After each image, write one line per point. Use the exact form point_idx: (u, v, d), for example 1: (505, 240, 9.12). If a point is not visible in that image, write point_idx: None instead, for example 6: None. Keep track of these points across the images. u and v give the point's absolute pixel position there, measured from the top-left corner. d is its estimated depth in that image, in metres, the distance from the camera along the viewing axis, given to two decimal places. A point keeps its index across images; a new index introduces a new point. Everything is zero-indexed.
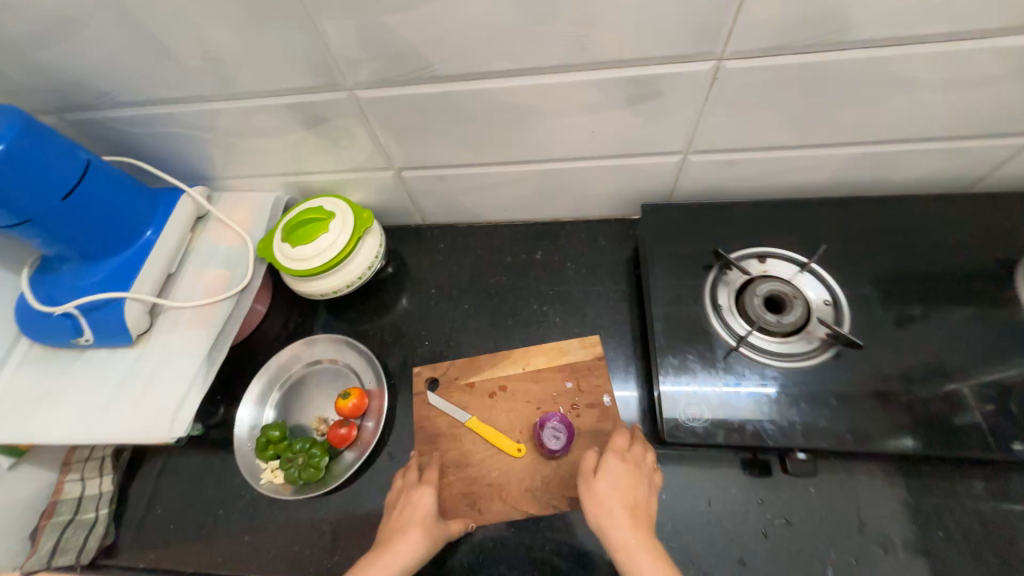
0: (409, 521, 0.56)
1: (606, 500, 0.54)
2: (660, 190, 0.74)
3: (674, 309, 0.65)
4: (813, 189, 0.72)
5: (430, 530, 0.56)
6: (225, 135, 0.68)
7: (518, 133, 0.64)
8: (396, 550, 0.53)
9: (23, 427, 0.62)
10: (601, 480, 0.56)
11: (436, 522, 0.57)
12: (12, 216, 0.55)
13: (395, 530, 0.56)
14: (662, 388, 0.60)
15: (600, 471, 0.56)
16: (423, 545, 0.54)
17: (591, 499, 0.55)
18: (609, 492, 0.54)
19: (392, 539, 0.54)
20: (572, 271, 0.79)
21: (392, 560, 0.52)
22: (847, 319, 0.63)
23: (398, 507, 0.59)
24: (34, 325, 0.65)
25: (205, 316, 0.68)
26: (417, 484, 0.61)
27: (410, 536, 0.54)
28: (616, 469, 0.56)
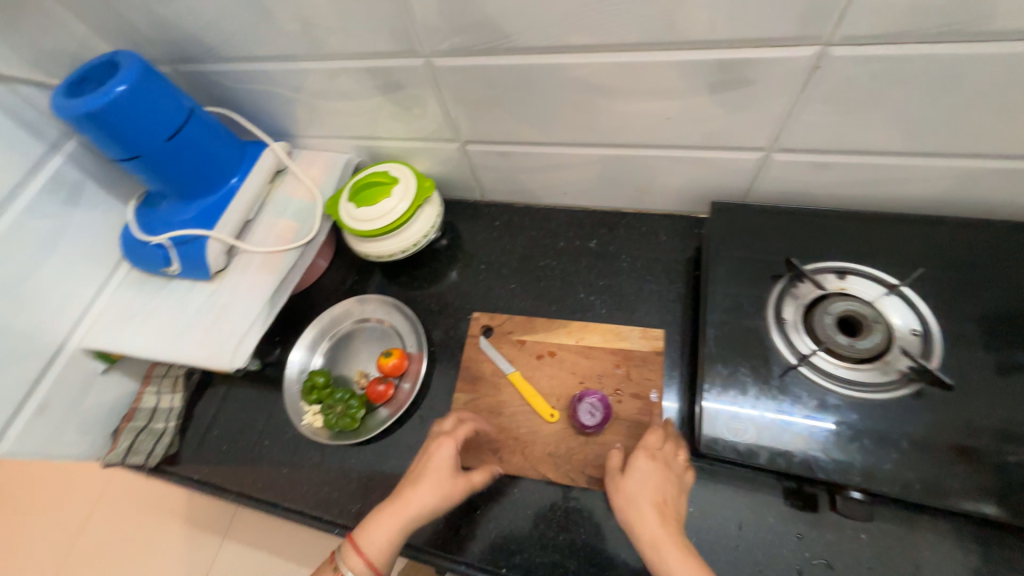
0: (422, 472, 0.56)
1: (632, 497, 0.52)
2: (735, 189, 0.69)
3: (732, 316, 0.60)
4: (917, 205, 0.63)
5: (442, 484, 0.55)
6: (309, 94, 0.72)
7: (588, 115, 0.62)
8: (405, 502, 0.53)
9: (117, 338, 0.71)
10: (629, 476, 0.54)
11: (450, 476, 0.56)
12: (125, 150, 0.62)
13: (410, 481, 0.56)
14: (705, 404, 0.56)
15: (627, 468, 0.55)
16: (434, 498, 0.54)
17: (618, 496, 0.53)
18: (636, 489, 0.52)
19: (404, 490, 0.55)
20: (626, 264, 0.77)
21: (399, 510, 0.53)
22: (937, 353, 0.55)
23: (418, 457, 0.58)
24: (134, 252, 0.73)
25: (273, 262, 0.73)
26: (437, 435, 0.60)
27: (422, 489, 0.54)
28: (641, 466, 0.54)
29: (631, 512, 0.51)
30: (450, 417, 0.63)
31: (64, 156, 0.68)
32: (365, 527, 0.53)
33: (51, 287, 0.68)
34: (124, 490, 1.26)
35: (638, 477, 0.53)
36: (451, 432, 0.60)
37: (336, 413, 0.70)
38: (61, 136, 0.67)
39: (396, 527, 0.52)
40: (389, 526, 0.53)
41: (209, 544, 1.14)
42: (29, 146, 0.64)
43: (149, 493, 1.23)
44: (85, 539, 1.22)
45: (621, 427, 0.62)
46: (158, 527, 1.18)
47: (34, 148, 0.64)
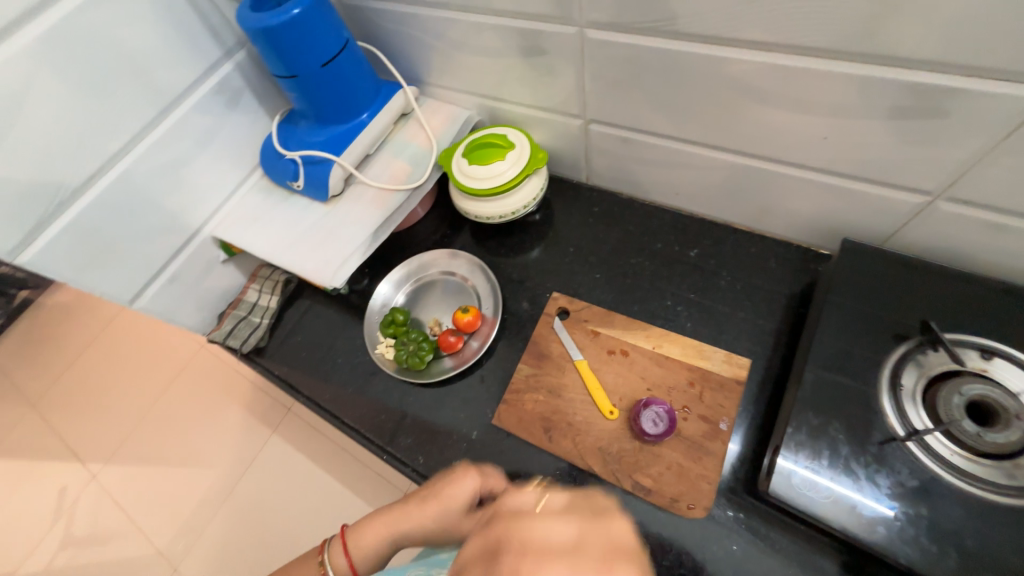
0: (434, 496, 0.58)
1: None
2: (875, 232, 0.61)
3: (837, 366, 0.55)
4: None
5: (444, 512, 0.57)
6: (451, 44, 0.73)
7: (733, 116, 0.58)
8: (405, 513, 0.59)
9: (241, 235, 0.79)
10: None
11: (454, 512, 0.57)
12: (287, 69, 0.68)
13: (419, 494, 0.60)
14: (779, 460, 0.51)
15: None
16: (429, 521, 0.57)
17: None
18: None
19: (410, 502, 0.59)
20: (725, 283, 0.72)
21: (395, 524, 0.59)
22: None
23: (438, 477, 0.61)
24: (270, 162, 0.81)
25: (382, 199, 0.77)
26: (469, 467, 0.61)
27: (422, 509, 0.58)
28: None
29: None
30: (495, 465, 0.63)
31: (233, 63, 0.75)
32: (360, 526, 0.61)
33: (200, 177, 0.77)
34: (206, 368, 1.44)
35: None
36: (482, 473, 0.60)
37: (404, 351, 0.74)
38: (234, 45, 0.75)
39: (386, 532, 0.59)
40: (377, 537, 0.59)
41: (263, 434, 1.28)
42: (209, 49, 0.72)
43: (226, 375, 1.40)
44: (170, 399, 1.42)
45: (680, 445, 0.60)
46: (227, 407, 1.35)
47: (213, 52, 0.72)
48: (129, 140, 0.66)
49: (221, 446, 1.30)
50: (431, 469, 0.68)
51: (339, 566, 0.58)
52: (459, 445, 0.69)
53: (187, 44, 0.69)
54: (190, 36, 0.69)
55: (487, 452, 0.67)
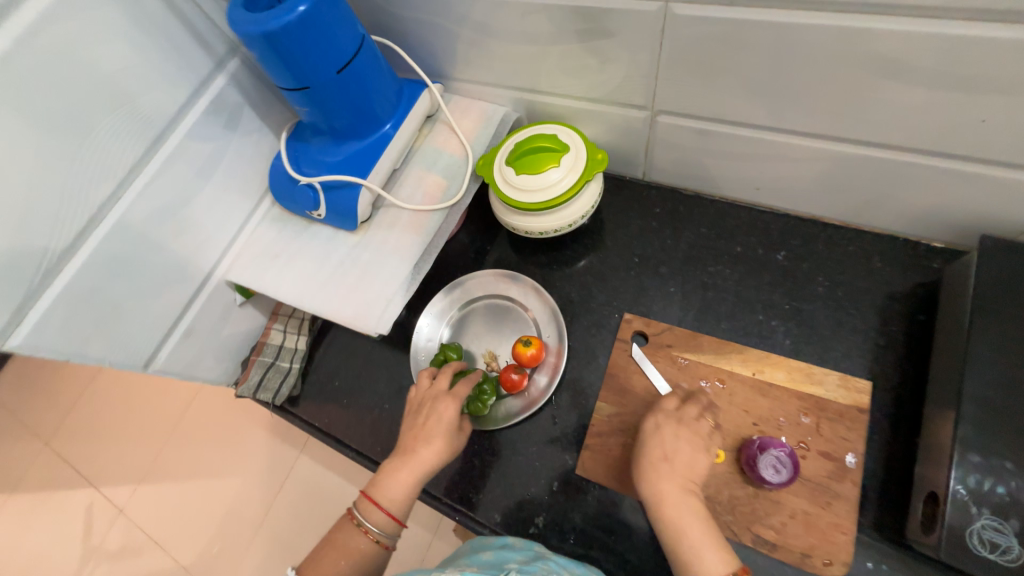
0: (433, 432, 0.57)
1: (670, 494, 0.49)
2: (1018, 223, 0.52)
3: (1003, 393, 0.46)
4: None
5: (450, 437, 0.57)
6: (485, 30, 0.61)
7: (854, 100, 0.47)
8: (421, 458, 0.56)
9: (260, 277, 0.69)
10: (658, 451, 0.52)
11: (455, 429, 0.58)
12: (297, 80, 0.56)
13: (417, 437, 0.57)
14: (954, 490, 0.44)
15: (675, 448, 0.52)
16: (443, 455, 0.57)
17: (649, 492, 0.50)
18: (665, 478, 0.50)
19: (416, 446, 0.56)
20: (822, 289, 0.63)
21: (413, 473, 0.55)
22: None
23: (423, 411, 0.59)
24: (282, 188, 0.70)
25: (419, 222, 0.67)
26: (439, 393, 0.60)
27: (433, 447, 0.56)
28: (679, 446, 0.52)
29: (682, 545, 0.47)
30: (445, 372, 0.63)
31: (227, 75, 0.63)
32: (379, 483, 0.55)
33: (206, 213, 0.66)
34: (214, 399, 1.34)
35: (639, 470, 0.52)
36: (452, 391, 0.60)
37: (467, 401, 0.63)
38: (226, 53, 0.62)
39: (414, 481, 0.55)
40: (406, 489, 0.54)
41: (291, 454, 1.19)
42: (199, 61, 0.60)
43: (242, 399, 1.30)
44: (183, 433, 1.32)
45: (803, 489, 0.52)
46: (247, 430, 1.26)
47: (203, 64, 0.60)
48: (120, 182, 0.56)
49: (249, 474, 1.21)
50: (511, 521, 0.62)
51: (387, 524, 0.53)
52: (542, 500, 0.62)
53: (172, 57, 0.57)
54: (174, 47, 0.57)
55: (576, 504, 0.61)
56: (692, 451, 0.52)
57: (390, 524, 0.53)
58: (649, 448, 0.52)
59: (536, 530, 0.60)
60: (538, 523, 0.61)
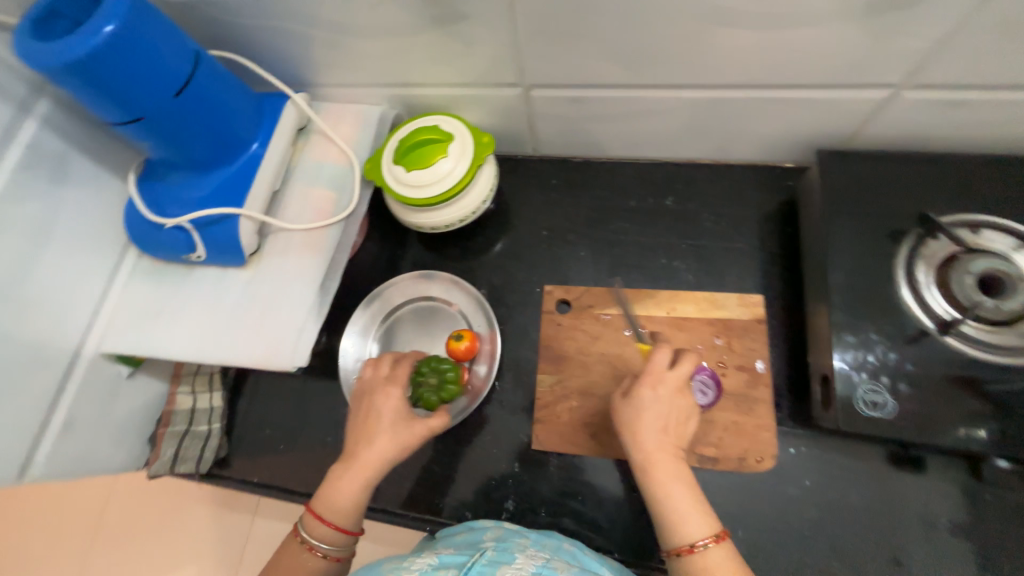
0: (375, 428, 0.53)
1: (657, 460, 0.48)
2: (842, 133, 0.60)
3: (857, 279, 0.54)
4: None
5: (396, 433, 0.53)
6: (336, 29, 0.57)
7: (694, 47, 0.52)
8: (362, 460, 0.51)
9: (144, 340, 0.61)
10: (653, 420, 0.49)
11: (400, 425, 0.54)
12: (127, 112, 0.49)
13: (360, 436, 0.53)
14: (836, 369, 0.52)
15: (666, 408, 0.50)
16: (392, 452, 0.52)
17: (639, 456, 0.48)
18: (655, 444, 0.48)
19: (358, 447, 0.52)
20: (709, 223, 0.69)
21: (358, 477, 0.51)
22: None
23: (362, 408, 0.56)
24: (146, 236, 0.61)
25: (316, 241, 0.63)
26: (380, 386, 0.56)
27: (375, 445, 0.52)
28: (669, 406, 0.50)
29: (665, 508, 0.46)
30: (388, 362, 0.59)
31: (38, 120, 0.54)
32: (323, 495, 0.51)
33: (53, 284, 0.57)
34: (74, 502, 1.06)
35: (629, 433, 0.49)
36: (393, 382, 0.57)
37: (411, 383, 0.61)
38: (29, 94, 0.53)
39: (361, 485, 0.51)
40: (351, 495, 0.50)
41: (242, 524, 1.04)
42: None
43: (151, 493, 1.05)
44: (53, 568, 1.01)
45: (729, 403, 0.58)
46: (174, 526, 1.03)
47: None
48: None
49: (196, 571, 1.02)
50: (483, 513, 0.62)
51: (335, 536, 0.50)
52: (508, 483, 0.62)
53: None
54: None
55: (540, 478, 0.62)
56: (679, 413, 0.50)
57: (337, 536, 0.50)
58: (643, 413, 0.50)
59: (509, 514, 0.61)
60: (509, 507, 0.62)
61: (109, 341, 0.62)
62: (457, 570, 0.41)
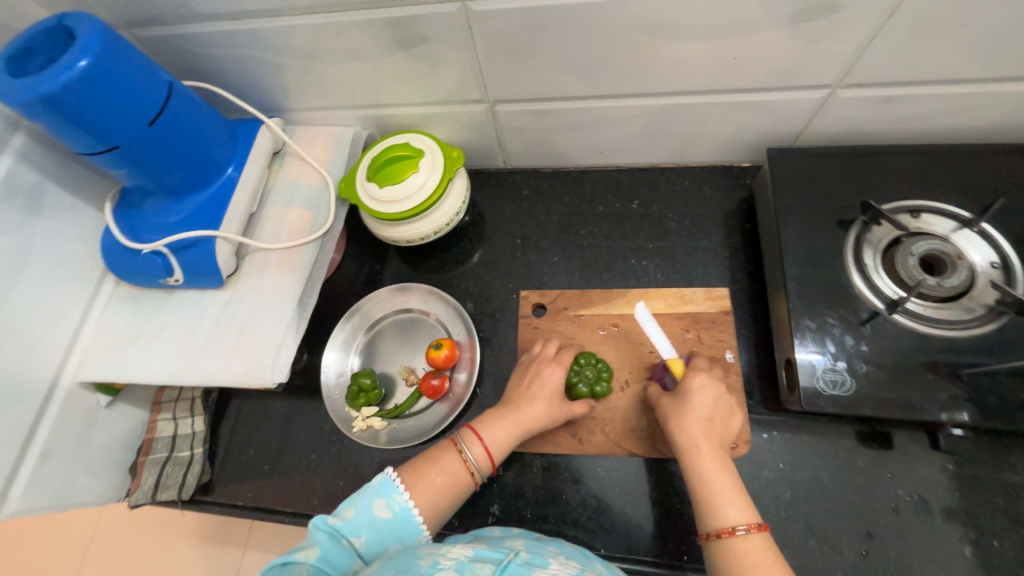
0: (540, 391, 0.59)
1: (703, 448, 0.51)
2: (788, 132, 0.64)
3: (811, 267, 0.57)
4: (984, 132, 0.60)
5: (552, 406, 0.58)
6: (305, 56, 0.60)
7: (643, 59, 0.55)
8: (524, 413, 0.57)
9: (121, 367, 0.61)
10: (701, 411, 0.53)
11: (558, 403, 0.59)
12: (101, 142, 0.51)
13: (522, 396, 0.58)
14: (796, 356, 0.54)
15: (719, 401, 0.54)
16: (544, 416, 0.57)
17: (685, 442, 0.51)
18: (703, 432, 0.51)
19: (520, 403, 0.58)
20: (674, 223, 0.72)
21: (518, 421, 0.56)
22: (1022, 283, 0.54)
23: (529, 373, 0.61)
24: (122, 264, 0.62)
25: (293, 259, 0.64)
26: (547, 359, 0.62)
27: (537, 405, 0.57)
28: (720, 405, 0.54)
29: (707, 492, 0.48)
30: (552, 342, 0.64)
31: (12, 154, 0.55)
32: (487, 423, 0.57)
33: (29, 315, 0.57)
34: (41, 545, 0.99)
35: (677, 422, 0.53)
36: (560, 360, 0.61)
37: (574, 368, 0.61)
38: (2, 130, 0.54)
39: (515, 431, 0.56)
40: (508, 434, 0.56)
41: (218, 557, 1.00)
42: None
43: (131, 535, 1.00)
44: None
45: None
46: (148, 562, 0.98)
47: None
48: None
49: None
50: (469, 520, 0.62)
51: (484, 459, 0.54)
52: (493, 488, 0.63)
53: None
54: None
55: (524, 480, 0.63)
56: (727, 409, 0.54)
57: (486, 461, 0.54)
58: (693, 402, 0.53)
59: (495, 518, 0.61)
60: (495, 511, 0.62)
61: (87, 370, 0.62)
62: (493, 566, 0.39)
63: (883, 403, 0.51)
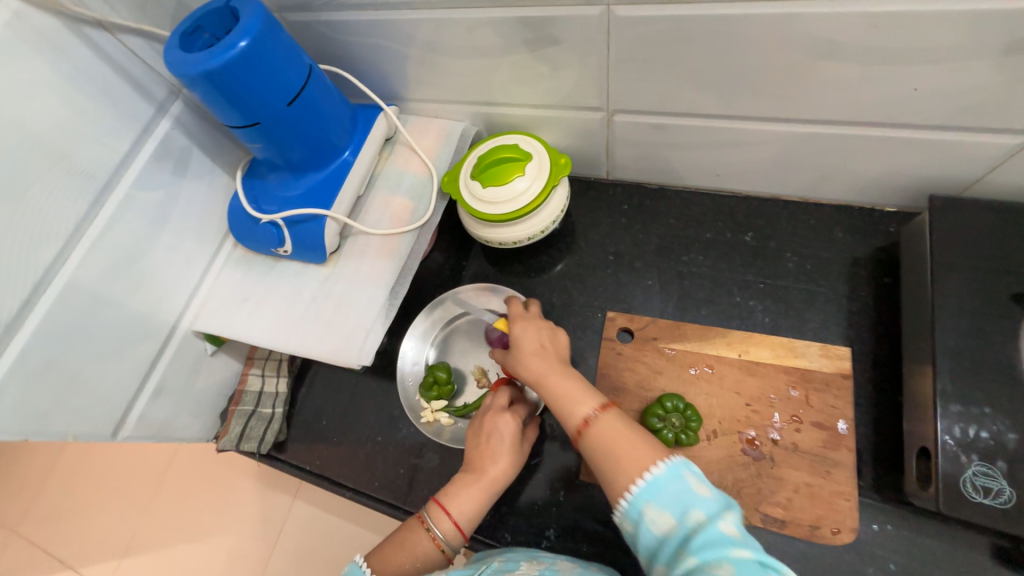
0: (498, 448, 0.55)
1: (544, 373, 0.52)
2: (961, 180, 0.54)
3: (972, 344, 0.48)
4: None
5: (516, 454, 0.56)
6: (433, 49, 0.61)
7: (797, 82, 0.49)
8: (490, 477, 0.54)
9: (230, 324, 0.66)
10: (530, 343, 0.54)
11: (518, 445, 0.57)
12: (245, 117, 0.54)
13: (484, 456, 0.55)
14: (936, 445, 0.46)
15: (543, 337, 0.55)
16: (511, 471, 0.55)
17: (529, 377, 0.53)
18: (537, 359, 0.53)
19: (484, 465, 0.55)
20: (792, 264, 0.64)
21: (482, 486, 0.54)
22: None
23: (483, 430, 0.57)
24: (244, 229, 0.67)
25: (391, 246, 0.66)
26: (496, 409, 0.59)
27: (500, 465, 0.55)
28: (546, 336, 0.55)
29: (561, 409, 0.50)
30: (502, 389, 0.61)
31: (170, 119, 0.61)
32: (454, 494, 0.53)
33: (163, 265, 0.64)
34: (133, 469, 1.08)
35: (516, 364, 0.54)
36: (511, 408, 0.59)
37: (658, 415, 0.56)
38: (166, 97, 0.60)
39: (484, 498, 0.53)
40: (476, 503, 0.53)
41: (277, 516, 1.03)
42: (138, 108, 0.57)
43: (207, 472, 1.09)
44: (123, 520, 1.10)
45: (804, 464, 0.53)
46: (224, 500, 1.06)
47: (143, 111, 0.58)
48: (64, 244, 0.52)
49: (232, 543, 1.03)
50: (522, 538, 0.60)
51: (453, 534, 0.52)
52: (551, 511, 0.61)
53: (109, 108, 0.55)
54: (109, 98, 0.54)
55: (585, 511, 0.60)
56: (546, 333, 0.56)
57: (456, 535, 0.52)
58: (521, 343, 0.55)
59: (549, 544, 0.59)
60: (549, 536, 0.60)
61: (199, 322, 0.68)
62: None
63: None
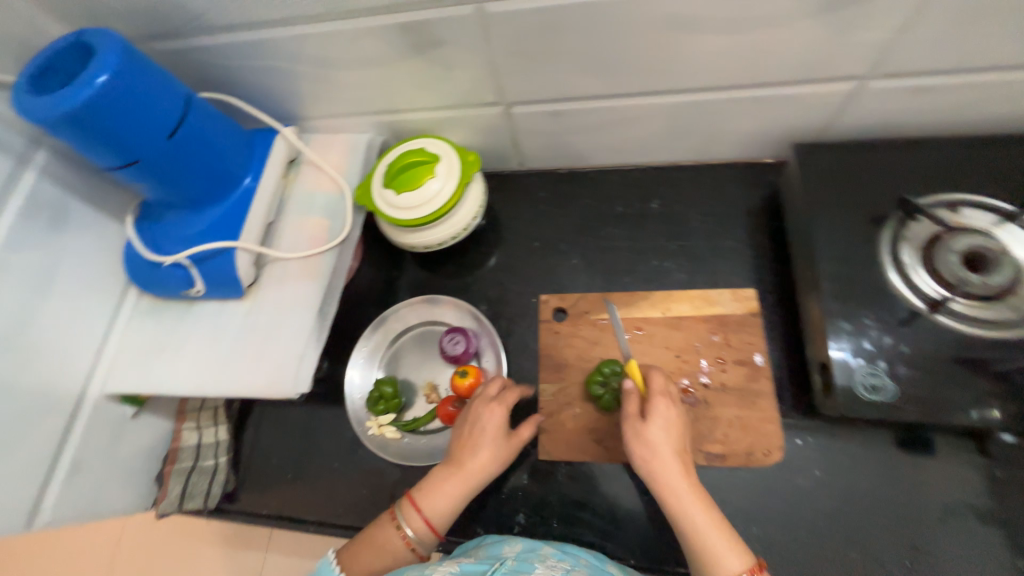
0: (482, 437, 0.55)
1: (676, 481, 0.48)
2: (817, 127, 0.62)
3: (845, 266, 0.55)
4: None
5: (498, 448, 0.56)
6: (319, 64, 0.60)
7: (663, 56, 0.54)
8: (469, 468, 0.54)
9: (146, 379, 0.61)
10: (670, 447, 0.50)
11: (502, 438, 0.56)
12: (121, 155, 0.51)
13: (466, 446, 0.55)
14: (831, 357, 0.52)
15: (681, 440, 0.51)
16: (491, 464, 0.55)
17: (660, 484, 0.48)
18: (678, 466, 0.49)
19: (464, 457, 0.54)
20: (696, 223, 0.70)
21: (461, 480, 0.53)
22: None
23: (469, 420, 0.57)
24: (146, 276, 0.63)
25: (311, 268, 0.64)
26: (485, 398, 0.58)
27: (480, 455, 0.54)
28: (678, 434, 0.51)
29: (694, 539, 0.46)
30: (497, 379, 0.61)
31: (36, 171, 0.56)
32: (430, 489, 0.53)
33: (56, 331, 0.58)
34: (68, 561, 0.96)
35: (649, 463, 0.49)
36: (501, 398, 0.58)
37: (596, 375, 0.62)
38: (26, 147, 0.55)
39: (460, 492, 0.53)
40: (452, 496, 0.53)
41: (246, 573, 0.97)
42: None
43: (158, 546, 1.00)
44: None
45: (733, 400, 0.59)
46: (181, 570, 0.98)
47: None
48: None
49: None
50: (495, 528, 0.61)
51: (424, 531, 0.52)
52: (518, 496, 0.62)
53: None
54: None
55: (550, 488, 0.62)
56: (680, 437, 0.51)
57: (427, 533, 0.52)
58: (658, 443, 0.50)
59: (521, 528, 0.61)
60: (520, 520, 0.61)
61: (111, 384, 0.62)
62: None
63: (925, 408, 0.49)
